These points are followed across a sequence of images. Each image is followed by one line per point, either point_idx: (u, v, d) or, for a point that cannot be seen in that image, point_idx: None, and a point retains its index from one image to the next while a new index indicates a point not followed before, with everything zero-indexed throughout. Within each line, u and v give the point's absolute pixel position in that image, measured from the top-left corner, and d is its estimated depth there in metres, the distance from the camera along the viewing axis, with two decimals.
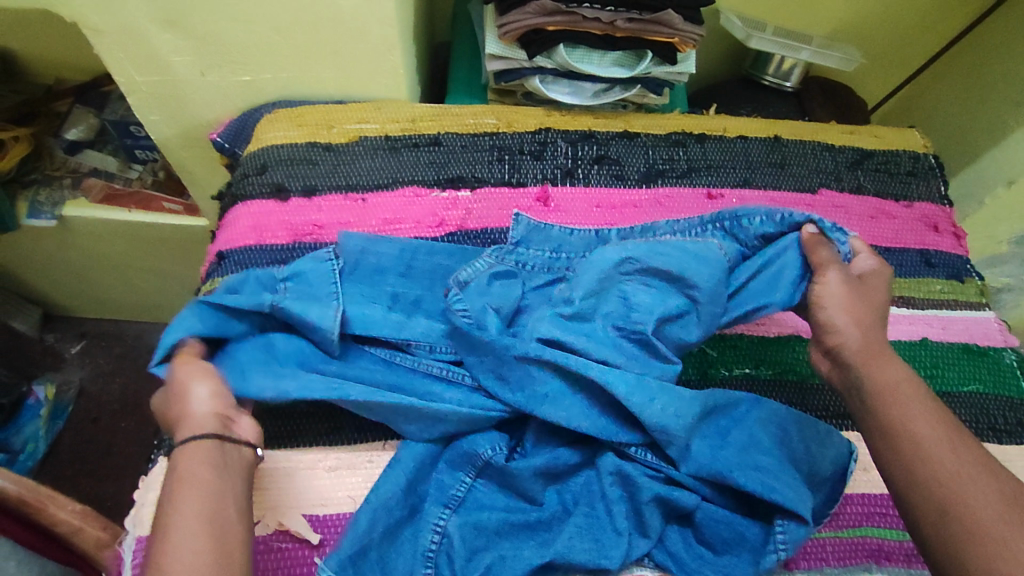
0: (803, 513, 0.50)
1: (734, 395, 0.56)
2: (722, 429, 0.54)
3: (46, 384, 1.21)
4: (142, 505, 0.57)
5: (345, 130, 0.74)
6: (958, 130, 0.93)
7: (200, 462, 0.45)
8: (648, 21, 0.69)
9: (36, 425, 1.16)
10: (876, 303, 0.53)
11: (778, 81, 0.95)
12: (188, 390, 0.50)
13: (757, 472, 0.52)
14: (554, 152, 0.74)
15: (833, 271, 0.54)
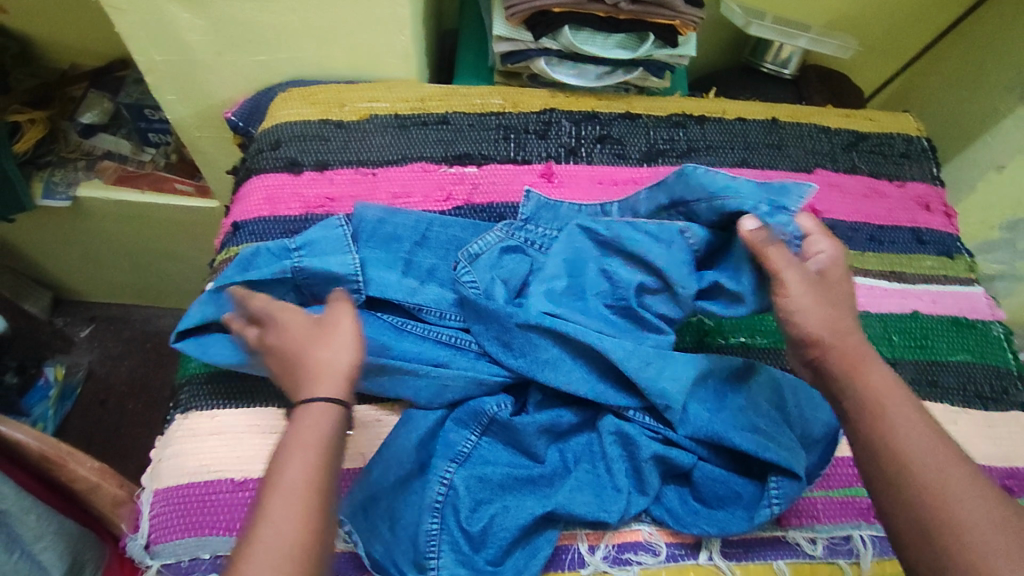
0: (795, 470, 0.51)
1: (733, 360, 0.57)
2: (718, 393, 0.56)
3: (55, 366, 1.22)
4: (159, 461, 0.59)
5: (356, 108, 0.76)
6: (953, 117, 0.95)
7: (318, 429, 0.42)
8: (651, 3, 0.71)
9: (45, 405, 1.17)
10: (839, 301, 0.49)
11: (777, 68, 0.97)
12: (330, 335, 0.46)
13: (751, 432, 0.53)
14: (558, 131, 0.77)
15: (792, 273, 0.49)
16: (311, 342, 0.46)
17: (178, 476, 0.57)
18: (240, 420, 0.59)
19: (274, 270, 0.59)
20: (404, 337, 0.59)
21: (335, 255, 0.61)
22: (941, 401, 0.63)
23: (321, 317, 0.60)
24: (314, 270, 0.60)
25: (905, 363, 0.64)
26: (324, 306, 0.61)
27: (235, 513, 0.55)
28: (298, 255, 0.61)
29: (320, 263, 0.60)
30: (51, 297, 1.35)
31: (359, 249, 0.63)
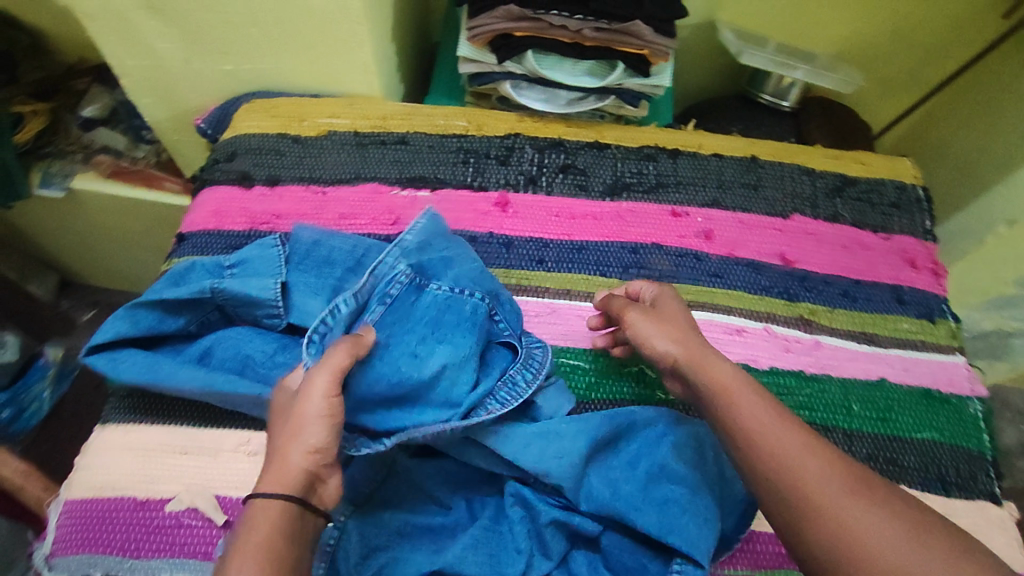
0: (698, 557, 0.47)
1: (648, 416, 0.55)
2: (631, 461, 0.52)
3: (54, 347, 1.14)
4: (76, 471, 0.57)
5: (315, 123, 0.75)
6: (965, 162, 0.88)
7: (267, 530, 0.39)
8: (616, 31, 0.69)
9: (41, 385, 1.09)
10: (680, 321, 0.53)
11: (776, 100, 0.92)
12: (297, 418, 0.43)
13: (659, 508, 0.49)
14: (520, 158, 0.74)
15: (631, 312, 0.55)
16: (281, 428, 0.44)
17: (88, 489, 0.56)
18: (153, 437, 0.58)
19: (191, 290, 0.58)
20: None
21: (259, 279, 0.59)
22: (896, 481, 0.57)
23: (241, 339, 0.59)
24: (236, 292, 0.58)
25: (862, 436, 0.59)
26: (249, 328, 0.60)
27: (133, 533, 0.53)
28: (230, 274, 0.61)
29: (242, 285, 0.59)
30: (57, 278, 1.29)
31: (286, 271, 0.61)
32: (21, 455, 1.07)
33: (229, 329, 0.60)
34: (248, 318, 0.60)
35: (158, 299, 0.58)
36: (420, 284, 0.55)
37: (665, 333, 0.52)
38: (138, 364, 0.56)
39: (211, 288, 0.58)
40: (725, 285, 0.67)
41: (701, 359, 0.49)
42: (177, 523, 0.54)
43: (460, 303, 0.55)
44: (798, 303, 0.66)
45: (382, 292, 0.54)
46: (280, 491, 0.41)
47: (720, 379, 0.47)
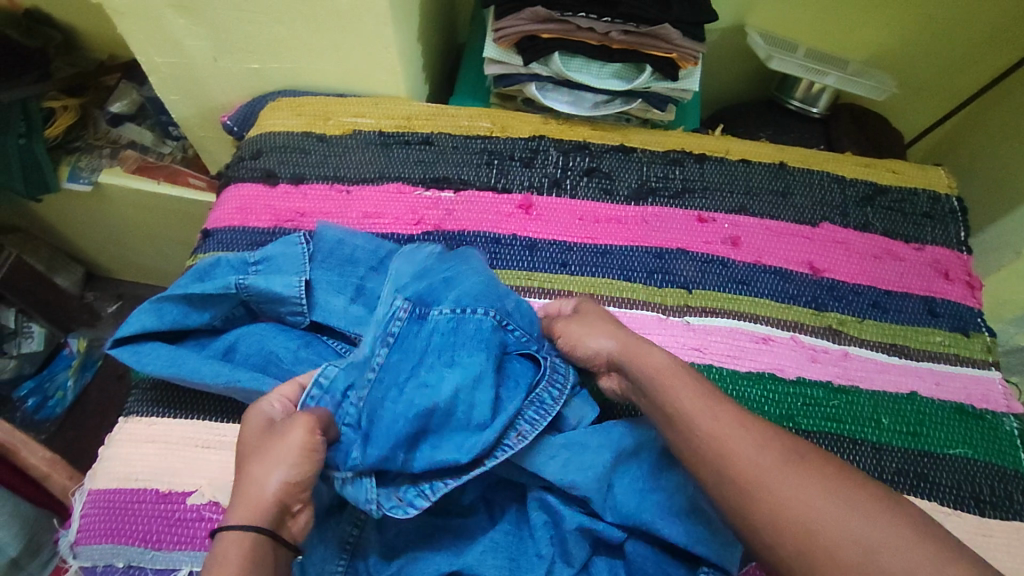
0: (720, 562, 0.47)
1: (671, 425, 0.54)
2: (653, 471, 0.51)
3: (80, 336, 1.17)
4: (100, 461, 0.58)
5: (341, 122, 0.75)
6: (1000, 173, 0.86)
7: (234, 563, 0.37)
8: (644, 34, 0.68)
9: (65, 375, 1.12)
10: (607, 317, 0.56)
11: (805, 106, 0.90)
12: (270, 451, 0.42)
13: (684, 511, 0.49)
14: (544, 160, 0.73)
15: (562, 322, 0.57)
16: (252, 459, 0.42)
17: (112, 479, 0.56)
18: (177, 431, 0.58)
19: (219, 286, 0.58)
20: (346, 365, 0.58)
21: (284, 277, 0.59)
22: (927, 498, 0.56)
23: (265, 336, 0.58)
24: (262, 290, 0.58)
25: (890, 450, 0.57)
26: (273, 325, 0.60)
27: (154, 525, 0.54)
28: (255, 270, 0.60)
29: (270, 283, 0.58)
30: (84, 272, 1.31)
31: (312, 271, 0.61)
32: (46, 443, 1.09)
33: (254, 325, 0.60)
34: (271, 314, 0.60)
35: (186, 293, 0.58)
36: (420, 313, 0.52)
37: (598, 329, 0.53)
38: (161, 359, 0.57)
39: (237, 286, 0.58)
40: (751, 293, 0.65)
41: (635, 348, 0.50)
42: (197, 516, 0.54)
43: (465, 323, 0.52)
44: (827, 313, 0.65)
45: (382, 333, 0.50)
46: (253, 522, 0.39)
47: (661, 367, 0.47)
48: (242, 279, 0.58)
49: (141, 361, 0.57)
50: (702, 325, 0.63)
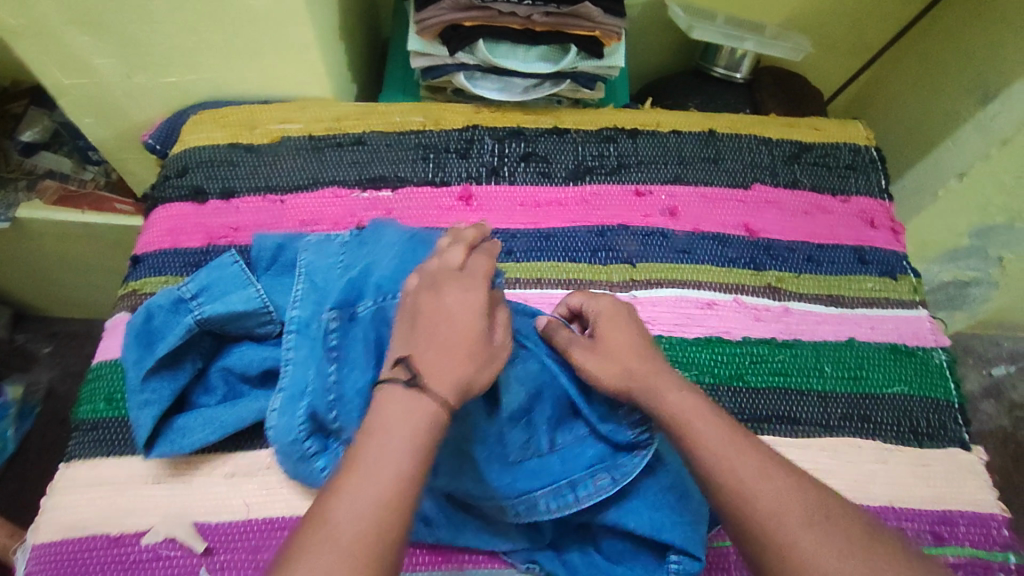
0: (694, 550, 0.48)
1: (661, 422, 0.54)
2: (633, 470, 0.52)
3: (13, 384, 1.10)
4: (41, 513, 0.53)
5: (268, 130, 0.73)
6: (915, 122, 0.91)
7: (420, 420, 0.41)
8: (566, 14, 0.68)
9: (3, 425, 1.06)
10: (622, 345, 0.52)
11: (729, 73, 0.92)
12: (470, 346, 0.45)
13: (654, 506, 0.51)
14: (480, 149, 0.73)
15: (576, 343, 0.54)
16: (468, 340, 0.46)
17: (55, 531, 0.51)
18: (123, 469, 0.53)
19: (182, 334, 0.54)
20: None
21: (237, 292, 0.57)
22: (871, 437, 0.59)
23: (245, 353, 0.57)
24: (226, 316, 0.56)
25: (835, 397, 0.60)
26: (246, 342, 0.58)
27: (109, 571, 0.49)
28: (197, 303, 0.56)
29: (227, 304, 0.56)
30: (10, 313, 1.21)
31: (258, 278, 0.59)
32: None
33: (227, 354, 0.57)
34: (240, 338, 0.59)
35: (153, 362, 0.53)
36: (350, 314, 0.54)
37: (610, 355, 0.52)
38: (175, 430, 0.54)
39: (198, 321, 0.54)
40: (692, 261, 0.67)
41: (654, 387, 0.49)
42: (155, 556, 0.50)
43: (387, 309, 0.54)
44: (765, 272, 0.67)
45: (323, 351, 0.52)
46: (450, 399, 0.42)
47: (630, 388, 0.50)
48: (197, 313, 0.55)
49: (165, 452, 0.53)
50: (648, 296, 0.64)
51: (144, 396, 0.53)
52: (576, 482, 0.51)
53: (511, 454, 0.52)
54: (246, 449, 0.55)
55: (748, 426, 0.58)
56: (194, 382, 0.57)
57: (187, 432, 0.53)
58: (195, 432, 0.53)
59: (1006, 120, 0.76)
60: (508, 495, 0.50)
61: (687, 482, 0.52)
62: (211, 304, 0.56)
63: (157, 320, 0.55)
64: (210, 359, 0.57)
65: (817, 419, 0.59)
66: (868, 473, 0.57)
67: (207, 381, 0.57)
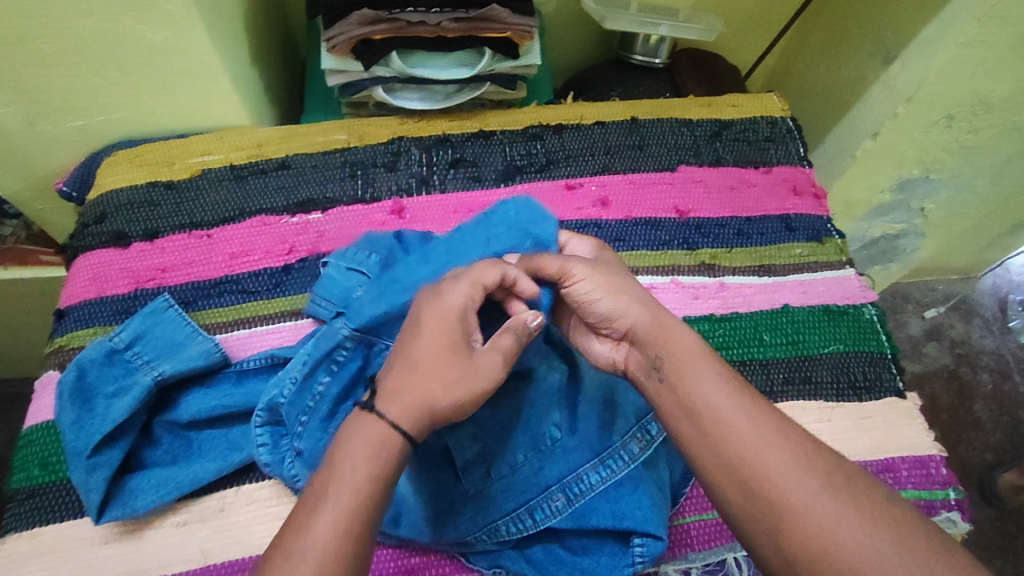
0: (655, 529, 0.50)
1: (631, 454, 0.53)
2: (598, 488, 0.52)
3: None
4: None
5: (187, 165, 0.71)
6: (829, 87, 0.95)
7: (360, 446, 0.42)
8: (476, 18, 0.67)
9: None
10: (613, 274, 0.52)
11: (648, 58, 0.95)
12: (441, 358, 0.45)
13: (611, 499, 0.52)
14: (407, 161, 0.73)
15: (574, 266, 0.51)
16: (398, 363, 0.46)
17: None
18: (66, 536, 0.51)
19: (137, 395, 0.53)
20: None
21: (190, 346, 0.58)
22: (813, 397, 0.61)
23: (194, 403, 0.57)
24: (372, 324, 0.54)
25: (776, 362, 0.63)
26: (194, 391, 0.58)
27: None
28: (144, 359, 0.56)
29: (369, 315, 0.54)
30: None
31: (209, 336, 0.60)
32: None
33: (173, 407, 0.57)
34: (182, 387, 0.58)
35: (93, 428, 0.51)
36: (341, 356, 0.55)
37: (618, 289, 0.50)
38: (126, 491, 0.52)
39: (152, 379, 0.54)
40: (628, 247, 0.69)
41: (658, 334, 0.48)
42: None
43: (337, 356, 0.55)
44: (698, 250, 0.69)
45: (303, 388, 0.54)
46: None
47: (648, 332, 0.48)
48: (150, 372, 0.55)
49: (115, 516, 0.50)
50: None
51: (94, 459, 0.51)
52: (533, 507, 0.52)
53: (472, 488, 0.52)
54: (203, 497, 0.54)
55: None
56: (140, 438, 0.56)
57: (138, 494, 0.52)
58: (145, 493, 0.52)
59: (907, 78, 0.80)
60: (468, 532, 0.51)
61: (647, 473, 0.53)
62: (159, 359, 0.56)
63: (92, 380, 0.54)
64: (153, 414, 0.56)
65: (762, 386, 0.61)
66: (813, 432, 0.59)
67: (154, 437, 0.56)
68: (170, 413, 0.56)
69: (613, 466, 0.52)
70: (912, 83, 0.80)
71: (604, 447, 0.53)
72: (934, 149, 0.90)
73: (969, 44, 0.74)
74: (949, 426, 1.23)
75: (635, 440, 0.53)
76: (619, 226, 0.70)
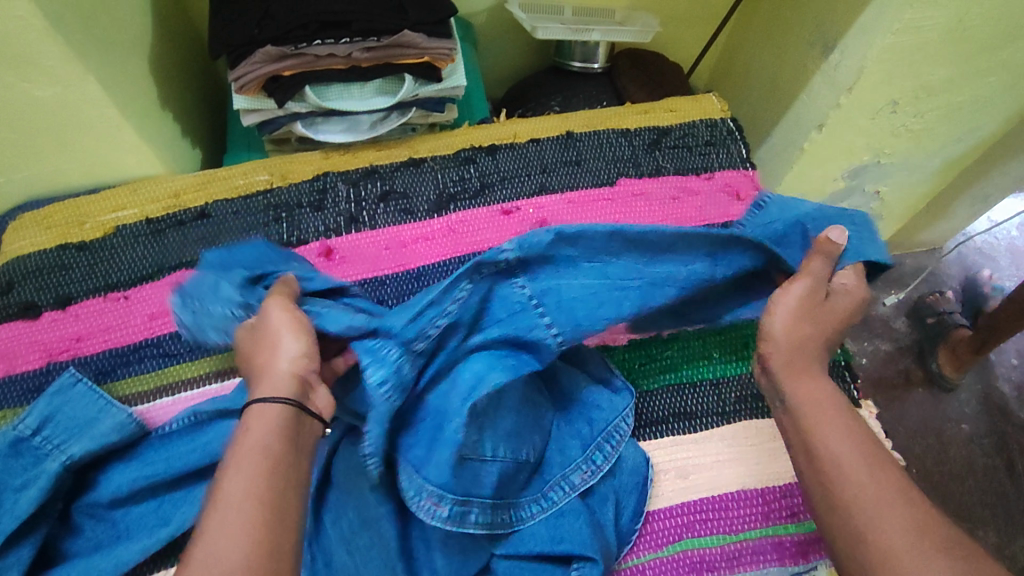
0: (592, 553, 0.49)
1: (574, 483, 0.54)
2: (551, 518, 0.52)
3: None
4: None
5: (99, 222, 0.67)
6: (773, 78, 0.93)
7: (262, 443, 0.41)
8: (389, 45, 0.63)
9: None
10: (829, 324, 0.51)
11: (586, 64, 0.92)
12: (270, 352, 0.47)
13: (551, 522, 0.52)
14: (334, 198, 0.69)
15: (801, 283, 0.52)
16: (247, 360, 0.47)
17: None
18: None
19: (43, 485, 0.50)
20: (201, 484, 0.55)
21: (103, 421, 0.54)
22: (766, 415, 0.60)
23: (116, 477, 0.54)
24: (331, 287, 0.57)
25: (728, 382, 0.61)
26: (115, 467, 0.55)
27: None
28: (53, 443, 0.52)
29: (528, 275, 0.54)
30: None
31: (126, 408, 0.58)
32: None
33: (92, 488, 0.54)
34: (102, 465, 0.55)
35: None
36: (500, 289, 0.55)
37: (792, 323, 0.50)
38: None
39: (63, 465, 0.51)
40: None
41: (798, 371, 0.48)
42: None
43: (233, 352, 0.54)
44: None
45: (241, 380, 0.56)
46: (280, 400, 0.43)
47: (816, 397, 0.47)
48: (60, 457, 0.52)
49: None
50: None
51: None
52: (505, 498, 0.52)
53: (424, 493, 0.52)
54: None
55: (640, 432, 0.59)
56: (59, 527, 0.53)
57: None
58: None
59: (847, 68, 0.78)
60: (457, 508, 0.49)
61: (586, 503, 0.54)
62: (71, 440, 0.53)
63: None
64: (72, 499, 0.54)
65: (714, 409, 0.60)
66: (768, 452, 0.58)
67: (73, 525, 0.53)
68: (89, 496, 0.53)
69: (554, 497, 0.53)
70: (852, 73, 0.78)
71: (543, 478, 0.54)
72: (884, 135, 0.88)
73: (904, 32, 0.72)
74: (928, 402, 1.24)
75: (579, 471, 0.54)
76: None
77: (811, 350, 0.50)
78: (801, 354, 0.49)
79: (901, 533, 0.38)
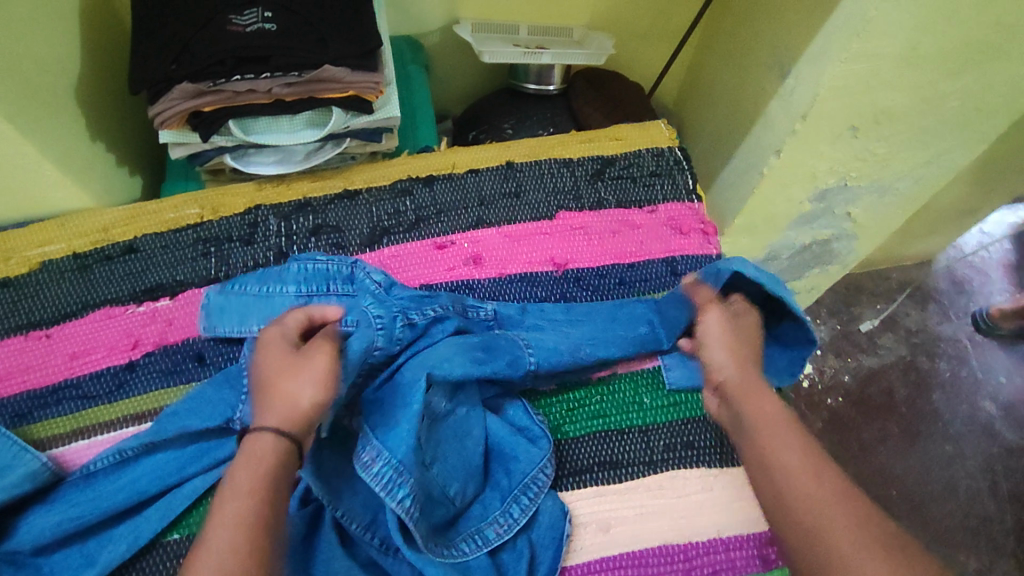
0: None
1: (492, 537, 0.52)
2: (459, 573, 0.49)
3: None
4: None
5: (25, 257, 0.66)
6: (735, 98, 0.90)
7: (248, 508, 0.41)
8: (311, 79, 0.61)
9: None
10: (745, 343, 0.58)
11: (540, 86, 0.90)
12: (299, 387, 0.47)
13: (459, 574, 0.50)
14: (264, 232, 0.68)
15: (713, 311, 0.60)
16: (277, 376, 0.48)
17: None
18: None
19: None
20: (126, 522, 0.54)
21: (18, 467, 0.53)
22: (695, 465, 0.58)
23: (33, 524, 0.52)
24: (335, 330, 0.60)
25: (657, 429, 0.59)
26: (35, 512, 0.53)
27: None
28: None
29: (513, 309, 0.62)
30: None
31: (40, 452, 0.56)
32: None
33: (10, 536, 0.52)
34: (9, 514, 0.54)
35: None
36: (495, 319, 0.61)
37: (727, 345, 0.57)
38: None
39: None
40: None
41: (747, 388, 0.54)
42: None
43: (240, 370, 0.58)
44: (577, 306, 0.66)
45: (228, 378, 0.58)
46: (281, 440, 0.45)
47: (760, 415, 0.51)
48: None
49: None
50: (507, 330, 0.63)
51: None
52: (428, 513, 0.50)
53: (342, 511, 0.50)
54: None
55: (562, 481, 0.57)
56: None
57: None
58: None
59: (801, 93, 0.75)
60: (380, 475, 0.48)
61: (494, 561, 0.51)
62: None
63: None
64: None
65: (641, 458, 0.58)
66: (694, 504, 0.57)
67: None
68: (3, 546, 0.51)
69: (466, 548, 0.51)
70: (806, 99, 0.75)
71: (457, 529, 0.52)
72: (847, 158, 0.85)
73: (855, 59, 0.69)
74: (907, 421, 1.17)
75: (494, 525, 0.52)
76: (494, 287, 0.66)
77: (751, 375, 0.55)
78: (748, 374, 0.55)
79: (850, 531, 0.41)
